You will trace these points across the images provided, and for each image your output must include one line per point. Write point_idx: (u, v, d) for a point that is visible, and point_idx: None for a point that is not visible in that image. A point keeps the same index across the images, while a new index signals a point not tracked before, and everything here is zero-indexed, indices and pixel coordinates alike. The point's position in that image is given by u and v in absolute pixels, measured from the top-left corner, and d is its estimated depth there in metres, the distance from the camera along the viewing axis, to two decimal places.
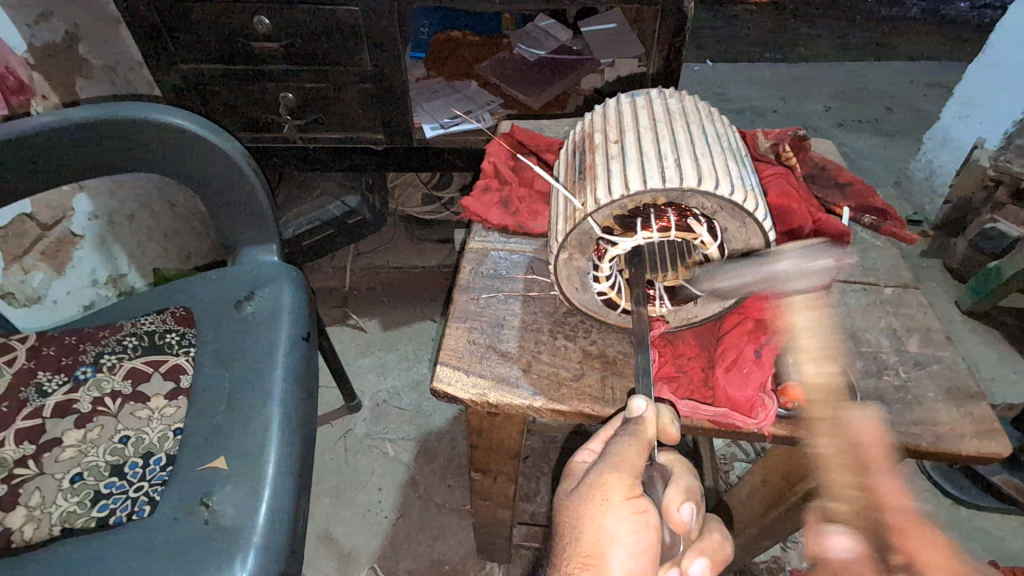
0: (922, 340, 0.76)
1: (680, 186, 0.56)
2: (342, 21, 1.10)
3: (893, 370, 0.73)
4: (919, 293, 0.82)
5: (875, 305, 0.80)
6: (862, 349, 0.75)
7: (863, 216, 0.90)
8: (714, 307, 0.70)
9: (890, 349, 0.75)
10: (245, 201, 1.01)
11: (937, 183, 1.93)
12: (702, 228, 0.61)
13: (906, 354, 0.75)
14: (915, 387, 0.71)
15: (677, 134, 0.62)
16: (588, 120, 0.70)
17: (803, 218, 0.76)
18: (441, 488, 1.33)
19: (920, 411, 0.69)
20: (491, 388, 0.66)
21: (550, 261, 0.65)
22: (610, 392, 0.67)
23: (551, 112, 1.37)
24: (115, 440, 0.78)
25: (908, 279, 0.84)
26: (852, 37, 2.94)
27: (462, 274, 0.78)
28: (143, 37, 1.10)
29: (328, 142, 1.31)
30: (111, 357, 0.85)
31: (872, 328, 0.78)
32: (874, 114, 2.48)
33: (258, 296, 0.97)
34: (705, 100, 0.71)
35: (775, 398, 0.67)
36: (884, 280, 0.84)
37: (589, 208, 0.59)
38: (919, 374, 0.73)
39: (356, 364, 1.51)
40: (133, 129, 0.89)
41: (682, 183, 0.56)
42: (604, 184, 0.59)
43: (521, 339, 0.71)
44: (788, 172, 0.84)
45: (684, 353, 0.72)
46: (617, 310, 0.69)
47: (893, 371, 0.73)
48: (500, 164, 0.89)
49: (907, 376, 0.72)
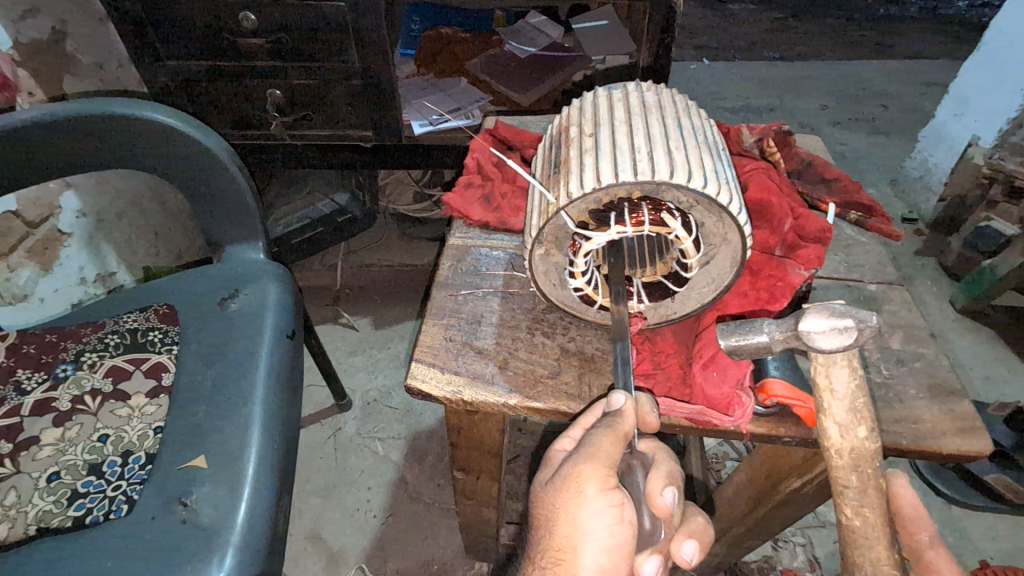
0: (905, 337, 0.75)
1: (653, 178, 0.56)
2: (326, 16, 1.09)
3: (875, 367, 0.72)
4: (903, 290, 0.81)
5: (858, 302, 0.80)
6: None
7: (849, 212, 0.89)
8: (692, 302, 0.68)
9: (872, 346, 0.75)
10: (229, 197, 1.00)
11: (933, 181, 1.92)
12: (676, 222, 0.60)
13: (889, 351, 0.74)
14: (896, 384, 0.71)
15: (653, 127, 0.61)
16: (565, 113, 0.69)
17: (783, 213, 0.76)
18: (430, 487, 1.32)
19: (901, 409, 0.68)
20: (466, 386, 0.66)
21: (525, 257, 0.65)
22: (586, 389, 0.66)
23: (543, 108, 1.37)
24: (94, 438, 0.77)
25: (893, 276, 0.83)
26: (849, 35, 2.93)
27: (441, 271, 0.77)
28: (126, 32, 1.09)
29: (315, 139, 1.31)
30: (92, 355, 0.84)
31: None
32: (870, 112, 2.47)
33: (242, 293, 0.96)
34: (684, 95, 0.70)
35: (752, 396, 0.66)
36: (868, 277, 0.83)
37: (562, 202, 0.58)
38: (901, 371, 0.72)
39: (346, 362, 1.51)
40: (114, 124, 0.88)
41: (655, 176, 0.56)
42: (577, 177, 0.58)
43: (498, 336, 0.70)
44: (770, 167, 0.83)
45: (662, 350, 0.72)
46: (595, 307, 0.68)
47: (875, 368, 0.72)
48: (483, 161, 0.89)
49: (889, 373, 0.72)
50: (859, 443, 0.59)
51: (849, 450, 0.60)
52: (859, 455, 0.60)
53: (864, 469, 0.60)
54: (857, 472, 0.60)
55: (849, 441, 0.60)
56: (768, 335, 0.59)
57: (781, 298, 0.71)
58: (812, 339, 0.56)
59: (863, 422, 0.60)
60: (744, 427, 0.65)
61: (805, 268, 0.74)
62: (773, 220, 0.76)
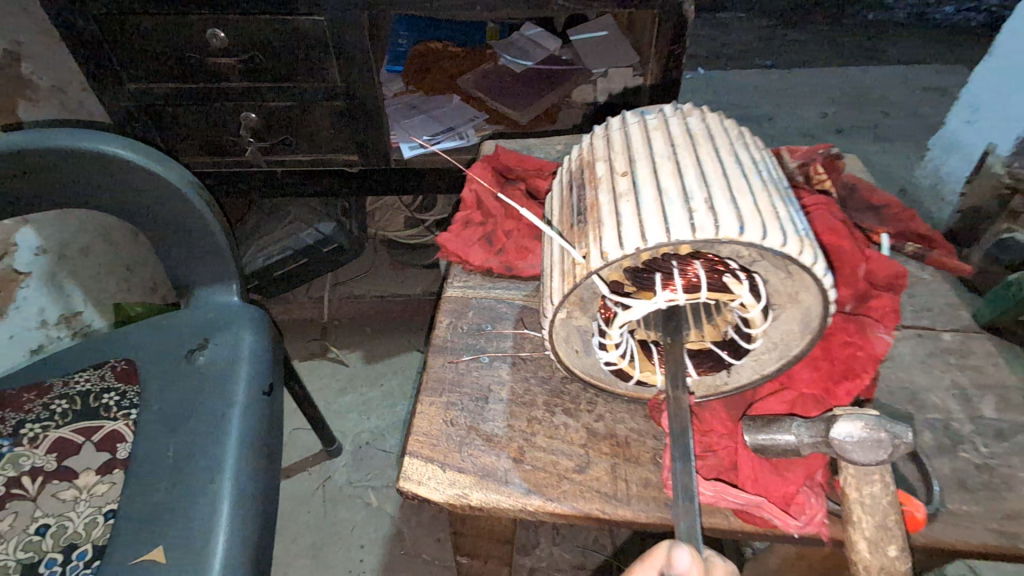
0: (1000, 403, 0.66)
1: (716, 235, 0.45)
2: (303, 30, 0.99)
3: (972, 444, 0.63)
4: (984, 339, 0.72)
5: (934, 357, 0.70)
6: (928, 415, 0.65)
7: (905, 243, 0.79)
8: (747, 374, 0.58)
9: (963, 416, 0.65)
10: (196, 236, 0.89)
11: (945, 191, 1.84)
12: (743, 287, 0.50)
13: (984, 422, 0.65)
14: (1002, 466, 0.61)
15: (704, 167, 0.50)
16: (587, 144, 0.59)
17: (855, 260, 0.67)
18: (429, 542, 1.20)
19: (1015, 499, 0.59)
20: (473, 486, 0.55)
21: (543, 322, 0.53)
22: (624, 487, 0.56)
23: (541, 126, 1.28)
24: (30, 532, 0.66)
25: (968, 320, 0.74)
26: (842, 42, 2.88)
27: (439, 330, 0.67)
28: (84, 58, 1.00)
29: (296, 165, 1.20)
30: (34, 427, 0.73)
31: (938, 387, 0.68)
32: (871, 120, 2.41)
33: (212, 344, 0.86)
34: (733, 119, 0.60)
35: (819, 495, 0.57)
36: (941, 323, 0.74)
37: (593, 264, 0.47)
38: (1005, 449, 0.62)
39: (335, 403, 1.40)
40: (62, 160, 0.77)
41: (718, 233, 0.45)
42: (612, 230, 0.47)
43: (510, 417, 0.60)
44: (831, 200, 0.73)
45: (711, 429, 0.62)
46: (629, 382, 0.58)
47: (973, 446, 0.63)
48: (482, 193, 0.78)
49: (991, 451, 0.62)
50: (890, 562, 0.52)
51: (879, 569, 0.52)
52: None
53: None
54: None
55: (879, 558, 0.52)
56: (797, 437, 0.54)
57: (863, 370, 0.61)
58: (842, 449, 0.51)
59: (895, 541, 0.52)
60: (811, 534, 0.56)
61: (888, 326, 0.65)
62: (842, 268, 0.67)
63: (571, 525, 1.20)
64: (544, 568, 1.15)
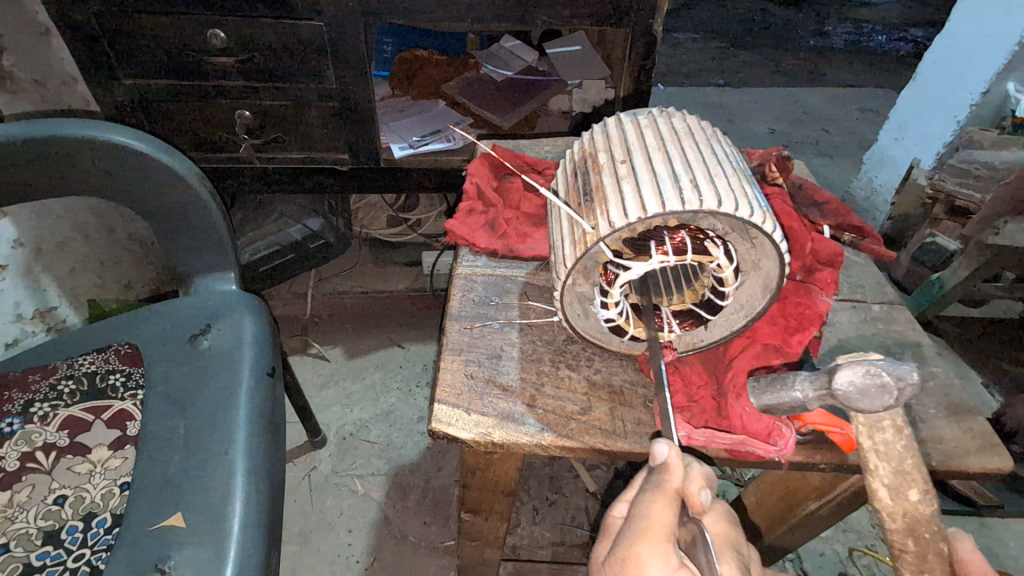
0: (916, 356, 0.79)
1: (699, 208, 0.54)
2: (302, 33, 1.04)
3: None
4: (905, 308, 0.85)
5: (866, 322, 0.83)
6: None
7: (843, 234, 0.91)
8: (721, 330, 0.68)
9: None
10: (198, 225, 0.92)
11: (879, 202, 2.04)
12: (719, 251, 0.59)
13: None
14: (918, 405, 0.73)
15: (687, 156, 0.60)
16: (587, 139, 0.68)
17: (803, 238, 0.78)
18: (416, 525, 1.25)
19: (926, 429, 0.71)
20: (495, 426, 0.63)
21: (554, 289, 0.62)
22: (621, 424, 0.65)
23: (521, 131, 1.37)
24: (49, 501, 0.70)
25: (893, 294, 0.87)
26: (787, 64, 3.13)
27: (452, 303, 0.75)
28: (81, 51, 1.02)
29: (287, 162, 1.24)
30: (44, 405, 0.77)
31: (869, 345, 0.80)
32: (814, 136, 2.63)
33: (215, 329, 0.89)
34: (707, 122, 0.70)
35: (790, 424, 0.67)
36: (871, 297, 0.86)
37: (601, 233, 0.56)
38: (919, 391, 0.74)
39: (319, 396, 1.43)
40: (72, 149, 0.80)
41: (700, 206, 0.54)
42: (617, 206, 0.56)
43: (522, 370, 0.69)
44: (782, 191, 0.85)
45: (692, 381, 0.71)
46: (624, 337, 0.67)
47: None
48: (482, 186, 0.87)
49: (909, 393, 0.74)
50: (911, 506, 0.57)
51: (902, 514, 0.57)
52: (914, 519, 0.57)
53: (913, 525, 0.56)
54: (913, 534, 0.57)
55: (902, 504, 0.57)
56: (805, 394, 0.59)
57: (809, 325, 0.71)
58: (850, 397, 0.54)
59: (914, 485, 0.58)
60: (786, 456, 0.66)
61: (826, 293, 0.76)
62: (792, 244, 0.78)
63: (550, 505, 1.28)
64: (526, 544, 1.22)
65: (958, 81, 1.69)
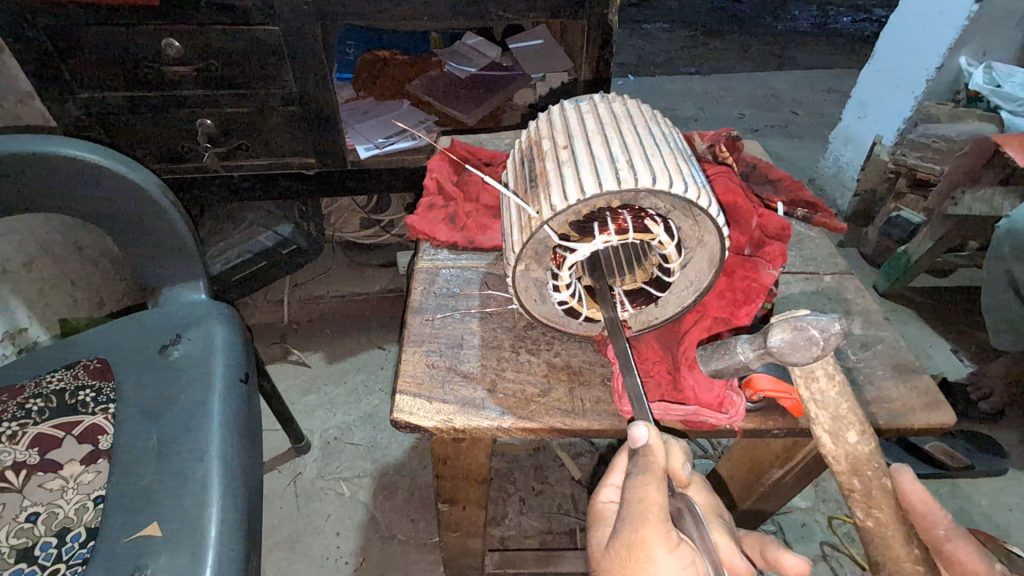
0: (865, 322, 0.81)
1: (636, 187, 0.56)
2: (258, 40, 1.04)
3: (843, 353, 0.78)
4: (855, 278, 0.88)
5: (818, 293, 0.86)
6: None
7: (796, 209, 0.94)
8: (673, 306, 0.70)
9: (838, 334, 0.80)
10: (161, 235, 0.91)
11: (845, 178, 2.07)
12: (659, 228, 0.61)
13: (854, 337, 0.80)
14: (866, 367, 0.76)
15: (626, 137, 0.62)
16: (533, 127, 0.69)
17: (749, 212, 0.80)
18: (404, 524, 1.26)
19: (875, 390, 0.73)
20: (457, 413, 0.64)
21: (506, 275, 0.64)
22: (581, 403, 0.67)
23: (486, 127, 1.38)
24: (21, 519, 0.70)
25: (843, 265, 0.90)
26: (755, 50, 3.16)
27: (414, 296, 0.76)
28: (33, 67, 1.01)
29: (251, 168, 1.24)
30: (13, 424, 0.77)
31: None
32: (783, 118, 2.67)
33: (185, 338, 0.88)
34: (649, 105, 0.72)
35: (741, 393, 0.69)
36: (822, 269, 0.90)
37: (545, 217, 0.58)
38: (867, 355, 0.77)
39: (300, 402, 1.43)
40: (25, 166, 0.79)
41: (637, 184, 0.56)
42: (559, 190, 0.58)
43: (483, 358, 0.70)
44: (728, 169, 0.87)
45: (648, 357, 0.74)
46: (579, 319, 0.69)
47: (844, 354, 0.78)
48: (442, 181, 0.89)
49: (858, 357, 0.77)
50: (851, 448, 0.59)
51: (845, 456, 0.59)
52: (855, 459, 0.59)
53: (859, 479, 0.58)
54: (857, 478, 0.58)
55: (841, 446, 0.59)
56: (744, 355, 0.61)
57: (755, 297, 0.73)
58: (783, 353, 0.56)
59: (852, 428, 0.59)
60: (737, 425, 0.68)
61: (775, 265, 0.77)
62: (738, 220, 0.80)
63: (536, 494, 1.30)
64: (513, 535, 1.24)
65: (914, 57, 1.73)
